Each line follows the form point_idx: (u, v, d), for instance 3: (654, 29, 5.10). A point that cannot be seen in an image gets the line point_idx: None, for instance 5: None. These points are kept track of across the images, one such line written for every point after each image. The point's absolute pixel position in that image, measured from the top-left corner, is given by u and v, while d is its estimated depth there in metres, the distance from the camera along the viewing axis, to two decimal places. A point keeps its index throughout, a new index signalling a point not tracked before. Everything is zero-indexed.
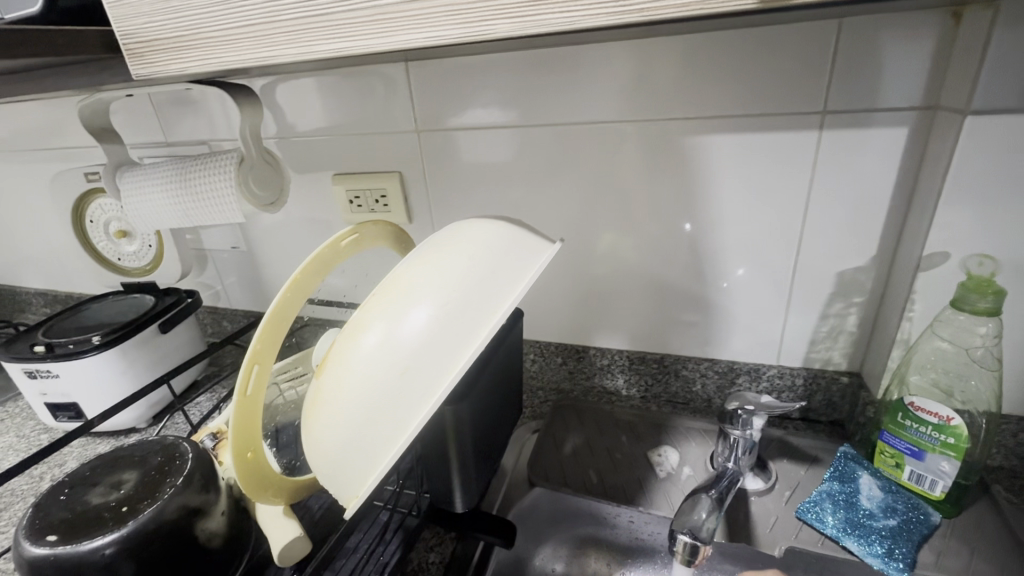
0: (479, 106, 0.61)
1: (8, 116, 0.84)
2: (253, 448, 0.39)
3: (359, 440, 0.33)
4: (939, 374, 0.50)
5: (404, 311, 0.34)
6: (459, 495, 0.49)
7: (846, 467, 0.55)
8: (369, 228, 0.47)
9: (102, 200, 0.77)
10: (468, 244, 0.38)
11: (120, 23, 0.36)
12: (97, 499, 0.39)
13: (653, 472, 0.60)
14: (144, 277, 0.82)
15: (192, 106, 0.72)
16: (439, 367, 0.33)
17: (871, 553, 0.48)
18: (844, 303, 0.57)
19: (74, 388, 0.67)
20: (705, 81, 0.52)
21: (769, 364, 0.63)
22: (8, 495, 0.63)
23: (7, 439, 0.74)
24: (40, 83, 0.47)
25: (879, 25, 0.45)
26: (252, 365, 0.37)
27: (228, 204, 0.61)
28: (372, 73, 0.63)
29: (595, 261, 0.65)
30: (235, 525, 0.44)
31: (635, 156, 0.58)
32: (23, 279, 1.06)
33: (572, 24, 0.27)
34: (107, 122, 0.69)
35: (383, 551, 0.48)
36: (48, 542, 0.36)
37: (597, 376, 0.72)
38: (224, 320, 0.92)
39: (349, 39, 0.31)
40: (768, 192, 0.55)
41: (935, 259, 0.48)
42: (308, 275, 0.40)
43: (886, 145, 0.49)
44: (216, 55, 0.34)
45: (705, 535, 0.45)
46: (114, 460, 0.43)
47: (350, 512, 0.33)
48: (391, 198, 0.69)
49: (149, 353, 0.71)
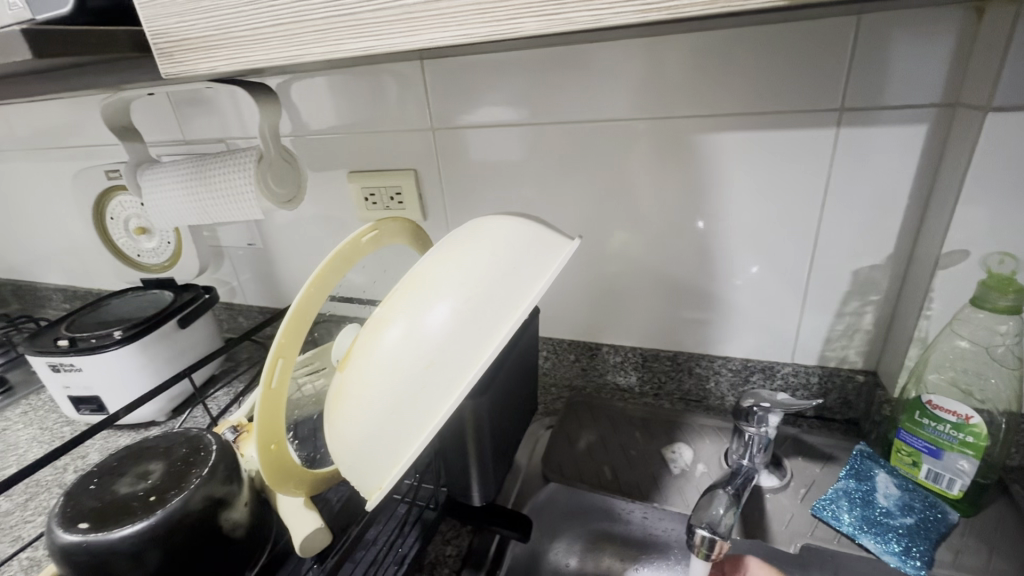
0: (494, 104, 0.61)
1: (31, 115, 0.85)
2: (277, 440, 0.40)
3: (382, 434, 0.34)
4: (958, 372, 0.50)
5: (427, 308, 0.35)
6: (476, 489, 0.50)
7: (862, 465, 0.55)
8: (387, 225, 0.47)
9: (123, 197, 0.79)
10: (489, 241, 0.38)
11: (151, 23, 0.37)
12: (125, 489, 0.40)
13: (667, 469, 0.60)
14: (163, 273, 0.84)
15: (209, 104, 0.73)
16: (460, 363, 0.34)
17: (887, 551, 0.48)
18: (860, 301, 0.57)
19: (96, 382, 0.68)
20: (720, 77, 0.52)
21: (784, 363, 0.63)
22: (33, 486, 0.65)
23: (32, 431, 0.76)
24: (67, 83, 0.49)
25: (899, 22, 0.45)
26: (276, 359, 0.38)
27: (248, 202, 0.61)
28: (388, 71, 0.63)
29: (607, 258, 0.65)
30: (257, 516, 0.44)
31: (649, 153, 0.57)
32: (43, 275, 1.08)
33: (597, 22, 0.28)
34: (128, 120, 0.70)
35: (402, 544, 0.49)
36: (79, 530, 0.37)
37: (610, 373, 0.72)
38: (239, 316, 0.93)
39: (375, 38, 0.32)
40: (784, 190, 0.54)
41: (954, 257, 0.48)
42: (331, 270, 0.41)
43: (906, 142, 0.49)
44: (244, 55, 0.35)
45: (723, 530, 0.45)
46: (140, 451, 0.44)
47: (374, 504, 0.33)
48: (407, 195, 0.69)
49: (168, 348, 0.72)
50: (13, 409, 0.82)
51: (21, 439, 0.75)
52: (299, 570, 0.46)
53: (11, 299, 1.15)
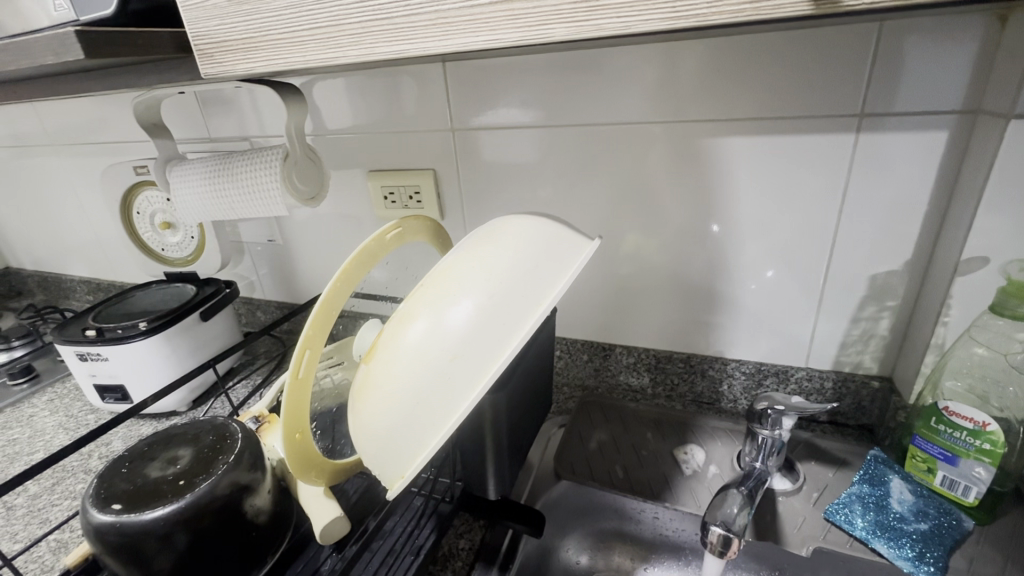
0: (512, 104, 0.62)
1: (62, 111, 0.88)
2: (301, 430, 0.41)
3: (405, 426, 0.35)
4: (976, 380, 0.50)
5: (450, 304, 0.36)
6: (492, 482, 0.51)
7: (876, 470, 0.55)
8: (410, 223, 0.48)
9: (150, 193, 0.81)
10: (510, 239, 0.39)
11: (193, 26, 0.38)
12: (155, 473, 0.42)
13: (679, 470, 0.61)
14: (184, 267, 0.85)
15: (234, 103, 0.75)
16: (483, 358, 0.35)
17: (901, 556, 0.48)
18: (876, 307, 0.57)
19: (121, 371, 0.70)
20: (739, 81, 0.52)
21: (798, 367, 0.63)
22: (60, 471, 0.67)
23: (58, 418, 0.79)
24: (111, 81, 0.51)
25: (918, 30, 0.45)
26: (304, 350, 0.39)
27: (272, 198, 0.63)
28: (408, 73, 0.64)
29: (621, 260, 0.66)
30: (279, 503, 0.46)
31: (664, 155, 0.58)
32: (69, 266, 1.11)
33: (627, 28, 0.28)
34: (158, 117, 0.72)
35: (419, 535, 0.50)
36: (113, 511, 0.39)
37: (621, 374, 0.72)
38: (258, 310, 0.95)
39: (408, 42, 0.33)
40: (800, 194, 0.55)
41: (973, 264, 0.48)
42: (357, 266, 0.42)
43: (927, 148, 0.49)
44: (283, 57, 0.36)
45: (737, 528, 0.46)
46: (170, 437, 0.46)
47: (395, 493, 0.34)
48: (425, 194, 0.70)
49: (191, 339, 0.74)
50: (40, 396, 0.85)
51: (47, 425, 0.77)
52: (317, 558, 0.47)
53: (36, 290, 1.19)
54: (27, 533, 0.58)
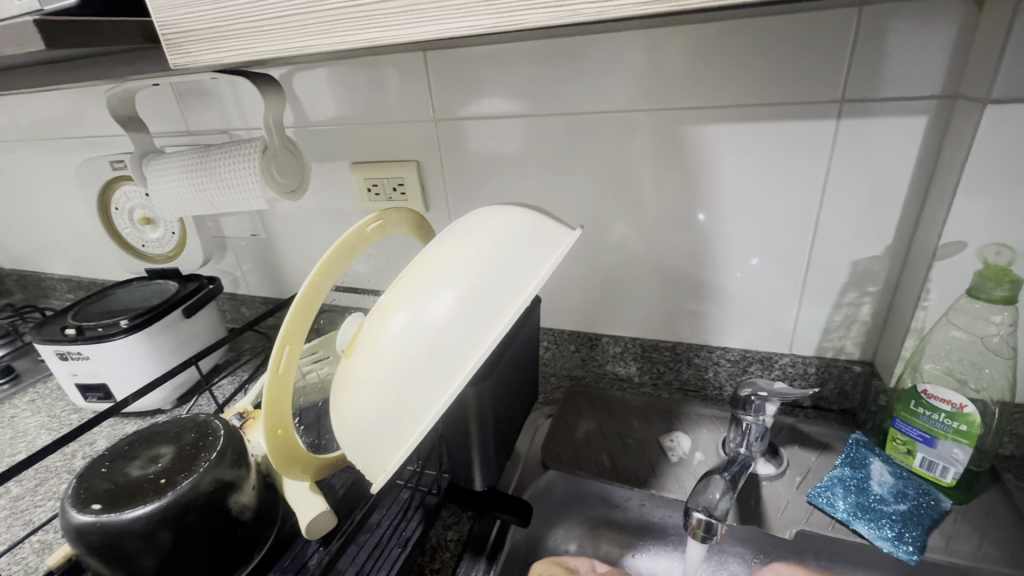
0: (495, 95, 0.61)
1: (34, 105, 0.86)
2: (284, 425, 0.41)
3: (386, 420, 0.35)
4: (954, 363, 0.51)
5: (430, 296, 0.36)
6: (478, 473, 0.51)
7: (857, 453, 0.56)
8: (391, 215, 0.48)
9: (128, 188, 0.79)
10: (491, 230, 0.38)
11: (160, 14, 0.37)
12: (135, 472, 0.41)
13: (665, 457, 0.61)
14: (166, 264, 0.84)
15: (212, 95, 0.74)
16: (464, 350, 0.34)
17: (881, 536, 0.49)
18: (858, 292, 0.58)
19: (102, 369, 0.69)
20: (721, 67, 0.52)
21: (782, 353, 0.64)
22: (43, 471, 0.66)
23: (40, 418, 0.77)
24: (81, 73, 0.50)
25: (897, 14, 0.45)
26: (284, 345, 0.39)
27: (251, 191, 0.62)
28: (388, 63, 0.63)
29: (606, 251, 0.66)
30: (263, 499, 0.46)
31: (649, 143, 0.58)
32: (49, 264, 1.09)
33: (602, 14, 0.28)
34: (133, 110, 0.70)
35: (406, 527, 0.50)
36: (92, 511, 0.38)
37: (608, 363, 0.73)
38: (243, 306, 0.94)
39: (380, 30, 0.32)
40: (782, 181, 0.55)
41: (952, 249, 0.48)
42: (338, 259, 0.42)
43: (907, 134, 0.49)
44: (254, 46, 0.35)
45: (719, 513, 0.46)
46: (151, 435, 0.45)
47: (377, 486, 0.34)
48: (409, 186, 0.70)
49: (173, 336, 0.73)
50: (22, 396, 0.84)
51: (29, 426, 0.76)
52: (304, 553, 0.46)
53: (15, 290, 1.16)
54: (9, 534, 0.57)
